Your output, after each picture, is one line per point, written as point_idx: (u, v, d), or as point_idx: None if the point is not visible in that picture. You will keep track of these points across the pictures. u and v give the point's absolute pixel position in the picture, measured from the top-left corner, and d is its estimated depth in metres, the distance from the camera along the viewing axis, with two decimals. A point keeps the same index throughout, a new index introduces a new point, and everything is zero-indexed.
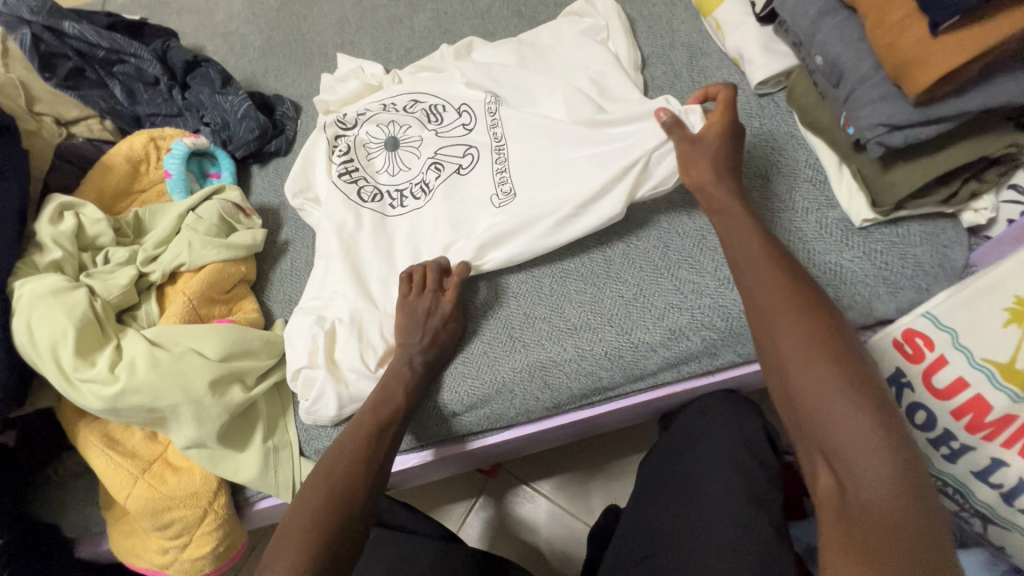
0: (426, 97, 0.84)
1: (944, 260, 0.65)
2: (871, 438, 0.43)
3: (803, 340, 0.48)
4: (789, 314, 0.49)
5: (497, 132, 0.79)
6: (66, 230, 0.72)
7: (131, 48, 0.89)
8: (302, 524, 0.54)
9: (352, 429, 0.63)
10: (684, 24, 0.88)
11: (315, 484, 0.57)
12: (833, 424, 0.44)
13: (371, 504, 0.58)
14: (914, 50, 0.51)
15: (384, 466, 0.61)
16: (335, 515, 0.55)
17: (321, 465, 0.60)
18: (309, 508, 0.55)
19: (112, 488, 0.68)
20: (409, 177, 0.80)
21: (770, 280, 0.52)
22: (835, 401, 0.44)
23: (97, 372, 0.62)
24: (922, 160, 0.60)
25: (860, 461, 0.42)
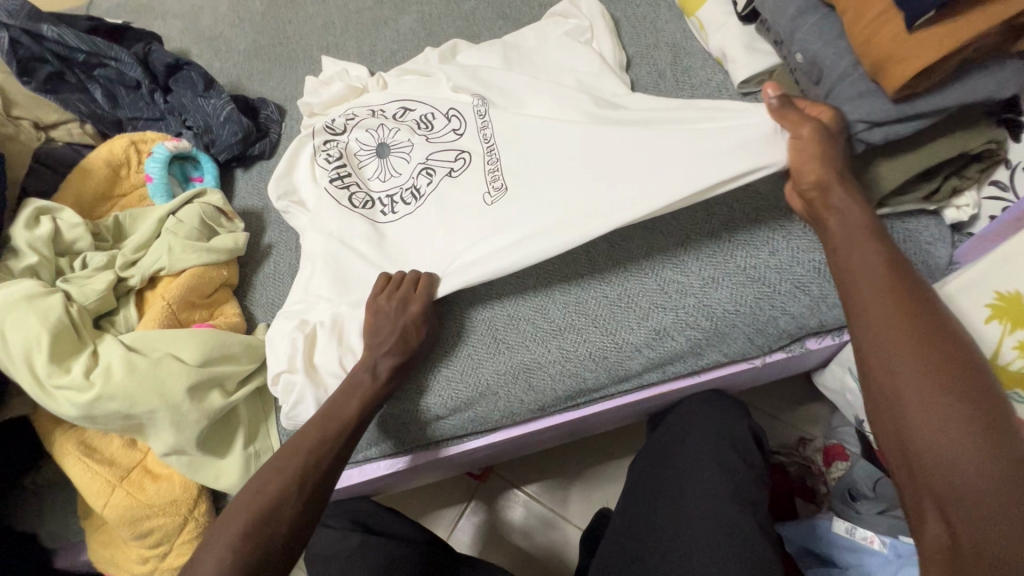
0: (415, 105, 0.83)
1: (927, 257, 0.65)
2: (998, 495, 0.41)
3: (922, 380, 0.45)
4: (913, 349, 0.47)
5: (487, 134, 0.77)
6: (43, 235, 0.71)
7: (111, 52, 0.88)
8: (238, 527, 0.53)
9: (304, 432, 0.61)
10: (668, 24, 0.88)
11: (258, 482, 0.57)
12: (952, 471, 0.43)
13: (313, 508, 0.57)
14: (891, 45, 0.51)
15: (332, 470, 0.60)
16: (272, 519, 0.54)
17: (255, 479, 0.58)
18: (247, 509, 0.55)
19: (89, 497, 0.66)
20: (398, 183, 0.79)
21: (892, 307, 0.49)
22: (959, 449, 0.43)
23: (72, 378, 0.61)
24: (899, 157, 0.60)
25: (983, 517, 0.41)
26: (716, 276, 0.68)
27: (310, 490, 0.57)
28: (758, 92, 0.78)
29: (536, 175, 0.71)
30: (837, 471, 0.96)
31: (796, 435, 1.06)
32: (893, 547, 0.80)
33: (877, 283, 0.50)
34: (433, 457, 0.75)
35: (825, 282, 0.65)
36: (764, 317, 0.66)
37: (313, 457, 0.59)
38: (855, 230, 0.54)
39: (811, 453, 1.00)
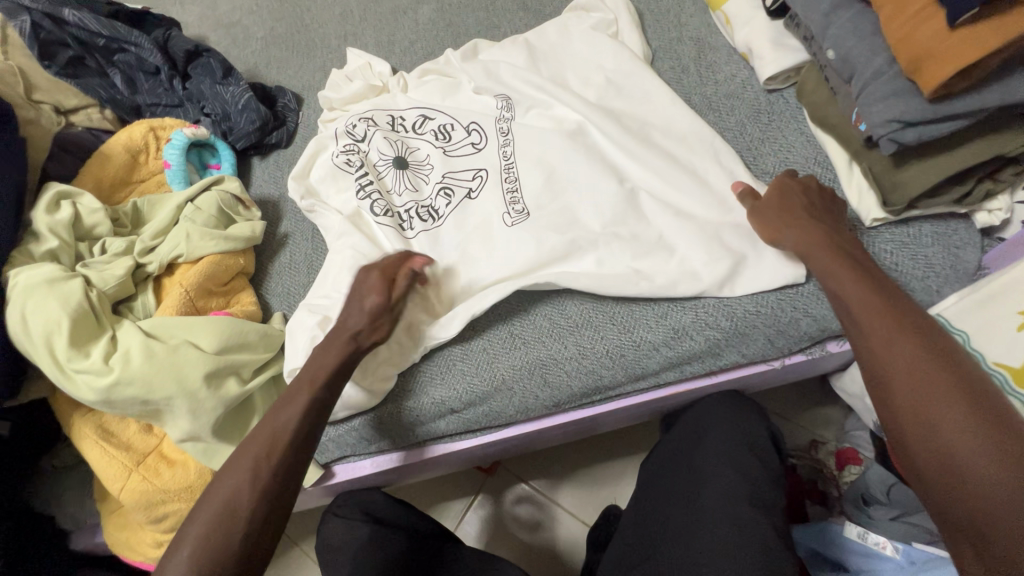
0: (436, 115, 0.83)
1: (956, 262, 0.63)
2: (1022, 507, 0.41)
3: (930, 403, 0.48)
4: (909, 371, 0.49)
5: (507, 151, 0.78)
6: (63, 219, 0.71)
7: (131, 36, 0.88)
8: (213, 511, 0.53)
9: (259, 434, 0.58)
10: (693, 18, 0.86)
11: (214, 493, 0.55)
12: (982, 492, 0.43)
13: (274, 516, 0.55)
14: (929, 42, 0.50)
15: (291, 474, 0.57)
16: (229, 533, 0.52)
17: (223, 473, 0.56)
18: (202, 520, 0.53)
19: (106, 481, 0.67)
20: (415, 199, 0.78)
21: (896, 334, 0.51)
22: (984, 468, 0.44)
23: (92, 363, 0.62)
24: (934, 158, 0.58)
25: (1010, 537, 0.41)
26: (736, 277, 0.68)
27: (266, 499, 0.55)
28: (784, 89, 0.76)
29: (560, 211, 0.73)
30: (851, 475, 0.94)
31: (808, 437, 1.05)
32: (907, 553, 0.79)
33: (879, 310, 0.53)
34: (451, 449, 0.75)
35: None
36: (785, 319, 0.66)
37: (267, 465, 0.56)
38: (852, 263, 0.57)
39: (823, 456, 0.99)
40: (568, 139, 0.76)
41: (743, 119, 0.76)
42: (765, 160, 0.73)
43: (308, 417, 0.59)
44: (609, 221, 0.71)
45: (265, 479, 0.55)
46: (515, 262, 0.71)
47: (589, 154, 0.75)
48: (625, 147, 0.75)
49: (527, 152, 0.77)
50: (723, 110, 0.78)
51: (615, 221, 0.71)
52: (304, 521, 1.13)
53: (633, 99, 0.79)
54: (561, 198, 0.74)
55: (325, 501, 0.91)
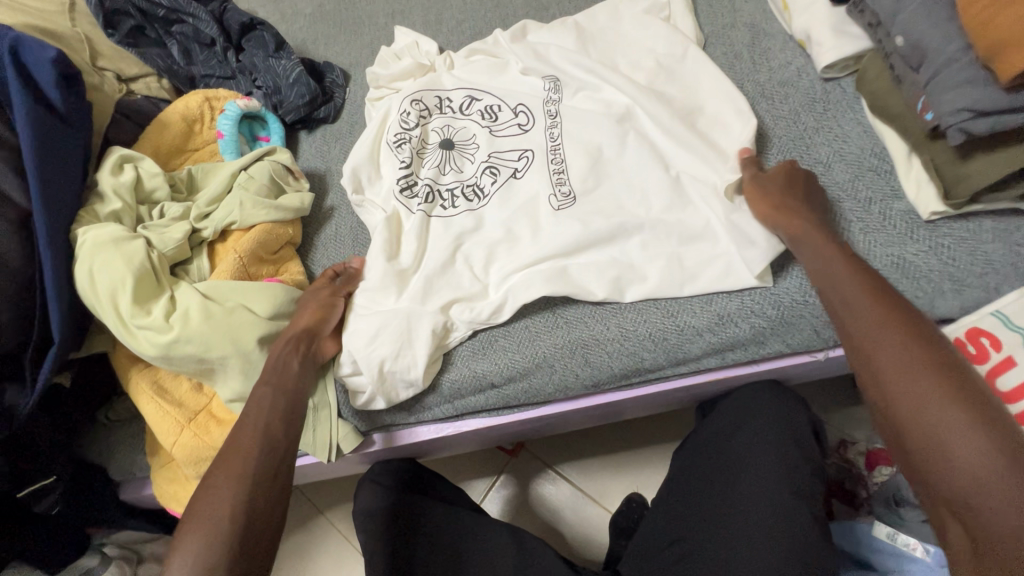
0: (482, 95, 0.83)
1: (1019, 260, 0.61)
2: (1000, 483, 0.43)
3: (912, 380, 0.48)
4: (896, 348, 0.50)
5: (554, 133, 0.78)
6: (126, 182, 0.74)
7: (190, 8, 0.91)
8: (202, 524, 0.53)
9: (230, 442, 0.60)
10: (747, 4, 0.85)
11: (196, 504, 0.55)
12: (953, 464, 0.45)
13: (266, 510, 0.56)
14: (1012, 28, 0.49)
15: (271, 472, 0.58)
16: (216, 534, 0.53)
17: (204, 488, 0.56)
18: (190, 529, 0.53)
19: (160, 435, 0.70)
20: (460, 179, 0.79)
21: (871, 315, 0.52)
22: (960, 443, 0.45)
23: (153, 320, 0.64)
24: (1004, 151, 0.57)
25: (992, 513, 0.42)
26: (785, 267, 0.67)
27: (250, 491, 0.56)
28: (842, 79, 0.75)
29: (606, 196, 0.73)
30: (882, 475, 0.92)
31: (838, 436, 1.04)
32: (937, 556, 0.78)
33: (858, 295, 0.54)
34: (488, 424, 0.76)
35: (905, 279, 0.63)
36: None
37: (245, 464, 0.57)
38: (831, 251, 0.59)
39: (852, 456, 0.98)
40: (616, 123, 0.76)
41: (797, 107, 0.75)
42: (820, 147, 0.71)
43: (277, 416, 0.61)
44: (656, 207, 0.71)
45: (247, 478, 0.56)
46: (560, 244, 0.70)
47: (635, 139, 0.75)
48: (677, 134, 0.74)
49: (575, 134, 0.77)
50: (776, 98, 0.76)
51: (662, 207, 0.71)
52: (331, 491, 1.16)
53: (683, 85, 0.78)
54: (605, 181, 0.74)
55: (357, 470, 0.93)
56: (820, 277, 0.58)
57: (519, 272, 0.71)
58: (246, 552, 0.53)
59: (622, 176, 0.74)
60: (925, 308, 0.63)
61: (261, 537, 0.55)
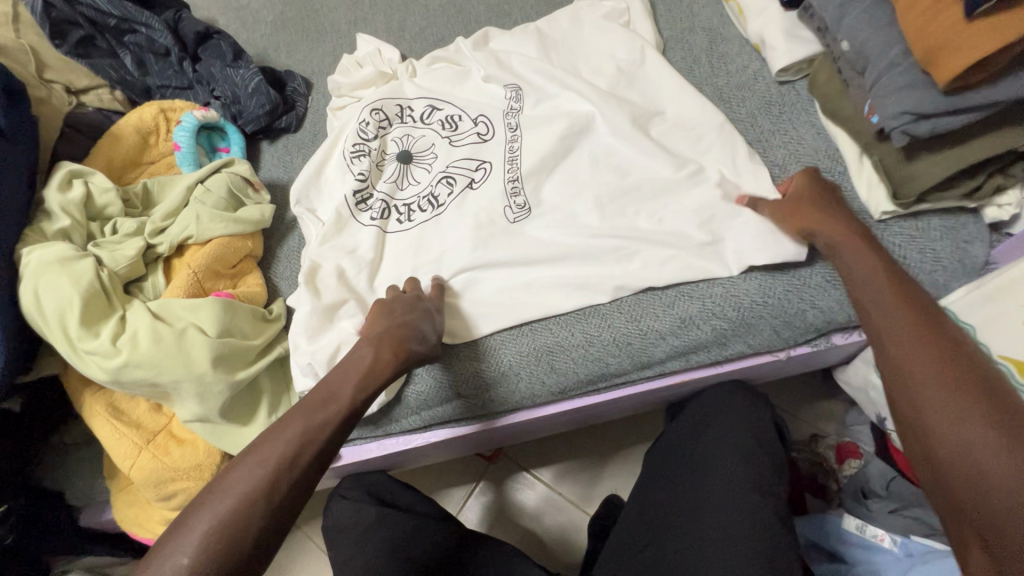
0: (443, 105, 0.83)
1: (964, 256, 0.63)
2: None
3: (945, 401, 0.45)
4: (933, 368, 0.47)
5: (514, 145, 0.78)
6: (75, 198, 0.72)
7: (142, 17, 0.89)
8: (216, 520, 0.46)
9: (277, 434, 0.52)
10: (705, 8, 0.86)
11: (224, 488, 0.48)
12: (988, 491, 0.41)
13: (284, 521, 0.49)
14: (946, 34, 0.50)
15: (290, 513, 0.50)
16: (233, 539, 0.46)
17: (236, 478, 0.49)
18: (201, 521, 0.46)
19: (117, 458, 0.68)
20: (418, 192, 0.78)
21: (910, 330, 0.50)
22: (994, 469, 0.41)
23: (100, 344, 0.62)
24: (945, 151, 0.58)
25: (1023, 540, 0.39)
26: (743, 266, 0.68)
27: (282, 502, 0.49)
28: (796, 81, 0.76)
29: (569, 203, 0.73)
30: (850, 468, 0.94)
31: (809, 431, 1.06)
32: (904, 546, 0.80)
33: (899, 315, 0.51)
34: (459, 433, 0.76)
35: None
36: (793, 310, 0.66)
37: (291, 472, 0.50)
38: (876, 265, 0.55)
39: (823, 450, 1.00)
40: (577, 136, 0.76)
41: (754, 110, 0.76)
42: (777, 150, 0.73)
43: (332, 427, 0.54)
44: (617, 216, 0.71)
45: (271, 513, 0.48)
46: (520, 251, 0.71)
47: (598, 146, 0.75)
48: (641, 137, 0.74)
49: (534, 141, 0.77)
50: (734, 101, 0.77)
51: (623, 214, 0.71)
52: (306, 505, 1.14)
53: (645, 90, 0.78)
54: (567, 187, 0.74)
55: (328, 484, 0.91)
56: (861, 292, 0.55)
57: (484, 281, 0.72)
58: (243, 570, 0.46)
59: (586, 182, 0.74)
60: None
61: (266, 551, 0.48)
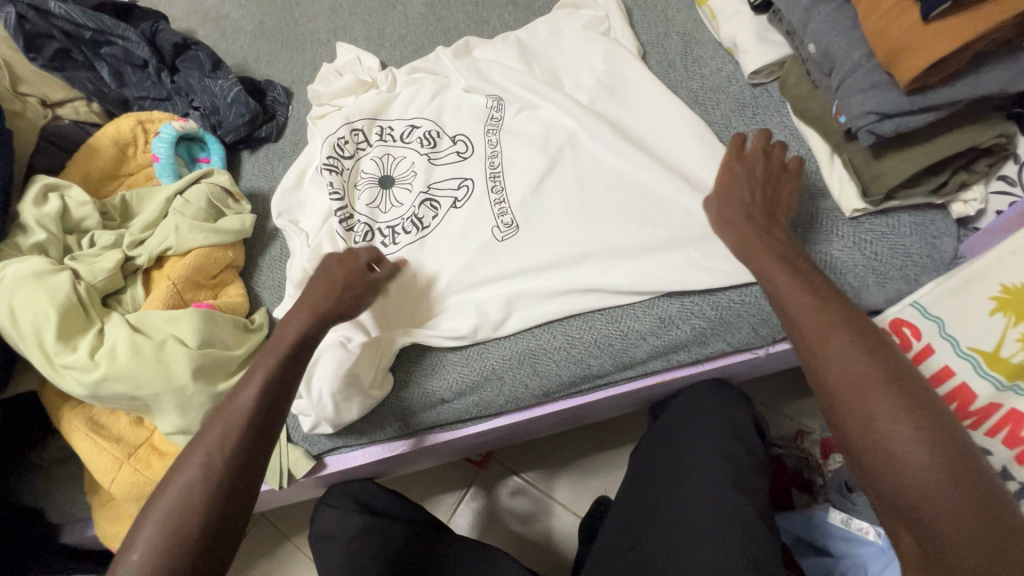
0: (422, 123, 0.83)
1: (933, 251, 0.65)
2: (947, 490, 0.40)
3: (860, 390, 0.45)
4: (845, 356, 0.47)
5: (495, 161, 0.78)
6: (51, 212, 0.71)
7: (118, 30, 0.88)
8: (159, 520, 0.49)
9: (206, 427, 0.54)
10: (679, 13, 0.87)
11: (164, 490, 0.51)
12: (906, 479, 0.41)
13: (226, 504, 0.51)
14: (905, 36, 0.51)
15: (233, 526, 0.51)
16: (180, 530, 0.48)
17: (171, 479, 0.51)
18: (147, 525, 0.49)
19: (97, 473, 0.67)
20: (401, 214, 0.78)
21: (817, 319, 0.49)
22: (910, 455, 0.42)
23: (78, 358, 0.62)
24: (911, 150, 0.60)
25: (943, 523, 0.39)
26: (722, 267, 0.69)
27: (217, 489, 0.51)
28: (769, 83, 0.77)
29: (547, 210, 0.74)
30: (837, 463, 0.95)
31: (794, 427, 1.07)
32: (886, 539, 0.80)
33: (806, 302, 0.50)
34: (444, 438, 0.75)
35: (834, 274, 0.66)
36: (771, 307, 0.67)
37: (219, 459, 0.52)
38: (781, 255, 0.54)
39: (808, 445, 1.01)
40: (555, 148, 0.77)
41: (728, 113, 0.77)
42: None
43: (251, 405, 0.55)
44: (595, 225, 0.72)
45: (210, 498, 0.50)
46: (501, 260, 0.73)
47: (575, 152, 0.76)
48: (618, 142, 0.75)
49: (512, 153, 0.78)
50: (708, 104, 0.79)
51: (601, 221, 0.72)
52: (296, 516, 1.13)
53: (620, 95, 0.79)
54: (546, 194, 0.75)
55: (316, 493, 0.91)
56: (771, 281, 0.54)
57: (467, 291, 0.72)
58: (204, 555, 0.48)
59: (565, 190, 0.75)
60: (852, 300, 0.66)
61: (222, 535, 0.50)
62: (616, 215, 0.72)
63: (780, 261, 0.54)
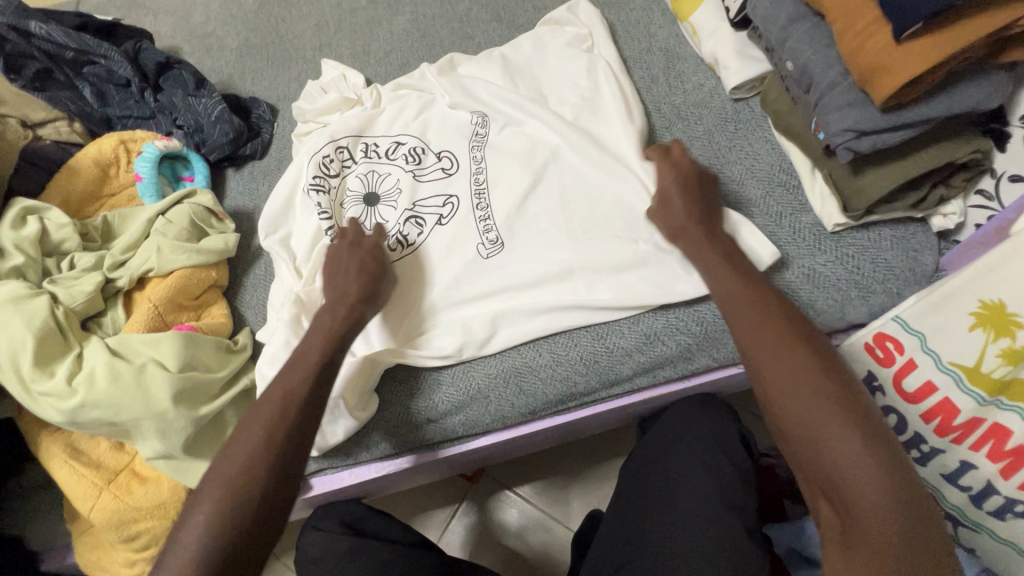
0: (407, 139, 0.83)
1: (914, 264, 0.65)
2: (869, 473, 0.43)
3: (791, 378, 0.48)
4: (780, 349, 0.50)
5: (480, 177, 0.78)
6: (29, 235, 0.70)
7: (100, 49, 0.88)
8: (222, 479, 0.51)
9: (271, 392, 0.56)
10: (661, 29, 0.88)
11: (229, 448, 0.53)
12: (833, 462, 0.45)
13: (286, 470, 0.53)
14: (878, 56, 0.52)
15: (280, 507, 0.52)
16: (242, 492, 0.50)
17: (233, 439, 0.54)
18: (213, 483, 0.51)
19: (76, 500, 0.66)
20: (386, 232, 0.78)
21: (753, 313, 0.52)
22: (837, 440, 0.45)
23: (55, 384, 0.61)
24: (889, 165, 0.60)
25: (865, 501, 0.43)
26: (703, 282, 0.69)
27: (279, 453, 0.53)
28: (750, 98, 0.78)
29: (532, 226, 0.74)
30: None
31: None
32: None
33: (742, 299, 0.54)
34: (431, 458, 0.75)
35: (816, 289, 0.66)
36: None
37: (282, 427, 0.53)
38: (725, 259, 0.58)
39: None
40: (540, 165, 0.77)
41: (710, 127, 0.77)
42: (736, 165, 0.74)
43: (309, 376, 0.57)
44: (579, 241, 0.72)
45: (273, 462, 0.52)
46: (486, 278, 0.72)
47: (560, 167, 0.76)
48: (602, 157, 0.75)
49: (496, 170, 0.78)
50: (691, 119, 0.79)
51: (586, 238, 0.72)
52: (285, 535, 1.12)
53: (603, 111, 0.80)
54: (530, 210, 0.75)
55: (304, 513, 0.90)
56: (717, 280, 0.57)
57: (452, 308, 0.72)
58: (262, 518, 0.50)
59: (550, 206, 0.75)
60: (836, 315, 0.66)
61: (279, 499, 0.52)
62: (601, 230, 0.72)
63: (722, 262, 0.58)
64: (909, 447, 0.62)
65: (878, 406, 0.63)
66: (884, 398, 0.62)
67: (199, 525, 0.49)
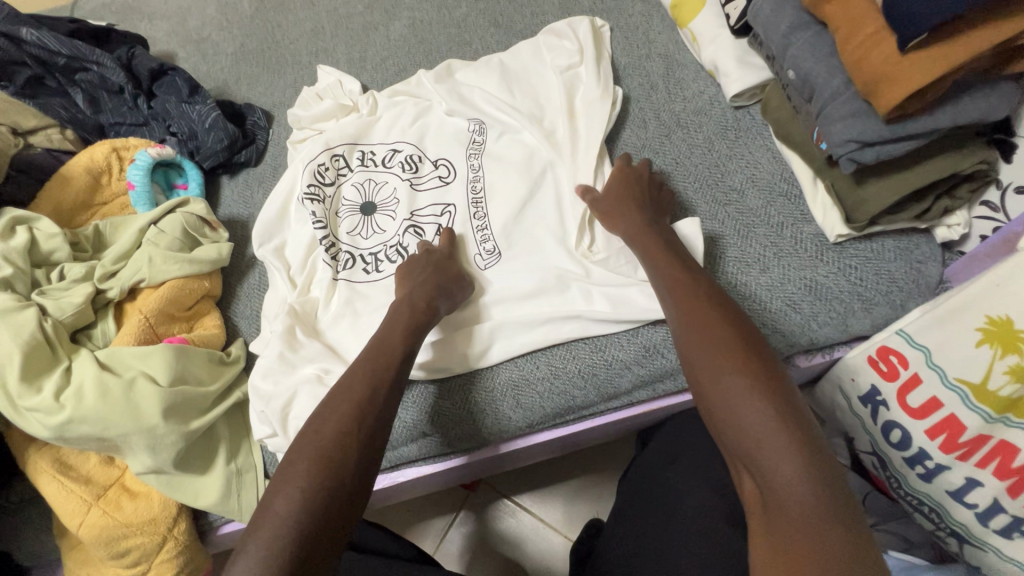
0: (403, 147, 0.82)
1: (918, 276, 0.64)
2: (778, 440, 0.43)
3: (710, 351, 0.50)
4: (703, 326, 0.52)
5: (477, 185, 0.77)
6: (18, 245, 0.69)
7: (93, 56, 0.86)
8: (308, 457, 0.49)
9: (354, 377, 0.56)
10: (661, 35, 0.87)
11: (312, 430, 0.52)
12: (743, 429, 0.45)
13: (369, 456, 0.51)
14: (883, 67, 0.51)
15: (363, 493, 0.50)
16: (329, 473, 0.48)
17: (313, 421, 0.53)
18: (301, 462, 0.49)
19: (64, 517, 0.64)
20: (383, 241, 0.77)
21: (683, 296, 0.55)
22: (749, 407, 0.45)
23: (42, 400, 0.60)
24: (893, 176, 0.59)
25: (772, 463, 0.43)
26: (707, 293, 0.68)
27: (365, 437, 0.52)
28: (751, 106, 0.77)
29: (530, 237, 0.73)
30: None
31: None
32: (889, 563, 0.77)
33: (673, 285, 0.57)
34: (429, 471, 0.74)
35: (818, 301, 0.65)
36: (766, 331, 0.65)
37: (370, 417, 0.53)
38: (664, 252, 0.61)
39: None
40: (537, 174, 0.76)
41: (710, 135, 0.76)
42: (737, 174, 0.73)
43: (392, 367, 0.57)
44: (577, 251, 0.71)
45: (362, 446, 0.51)
46: (484, 290, 0.71)
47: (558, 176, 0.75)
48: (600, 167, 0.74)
49: (494, 178, 0.77)
50: (690, 127, 0.78)
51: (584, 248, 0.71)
52: None
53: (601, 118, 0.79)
54: (528, 219, 0.74)
55: None
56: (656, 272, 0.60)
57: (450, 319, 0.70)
58: (350, 505, 0.49)
59: (547, 217, 0.74)
60: (839, 327, 0.64)
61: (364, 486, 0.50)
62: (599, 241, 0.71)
63: (664, 252, 0.61)
64: (914, 463, 0.62)
65: (883, 420, 0.64)
66: (888, 413, 0.63)
67: (282, 508, 0.46)
